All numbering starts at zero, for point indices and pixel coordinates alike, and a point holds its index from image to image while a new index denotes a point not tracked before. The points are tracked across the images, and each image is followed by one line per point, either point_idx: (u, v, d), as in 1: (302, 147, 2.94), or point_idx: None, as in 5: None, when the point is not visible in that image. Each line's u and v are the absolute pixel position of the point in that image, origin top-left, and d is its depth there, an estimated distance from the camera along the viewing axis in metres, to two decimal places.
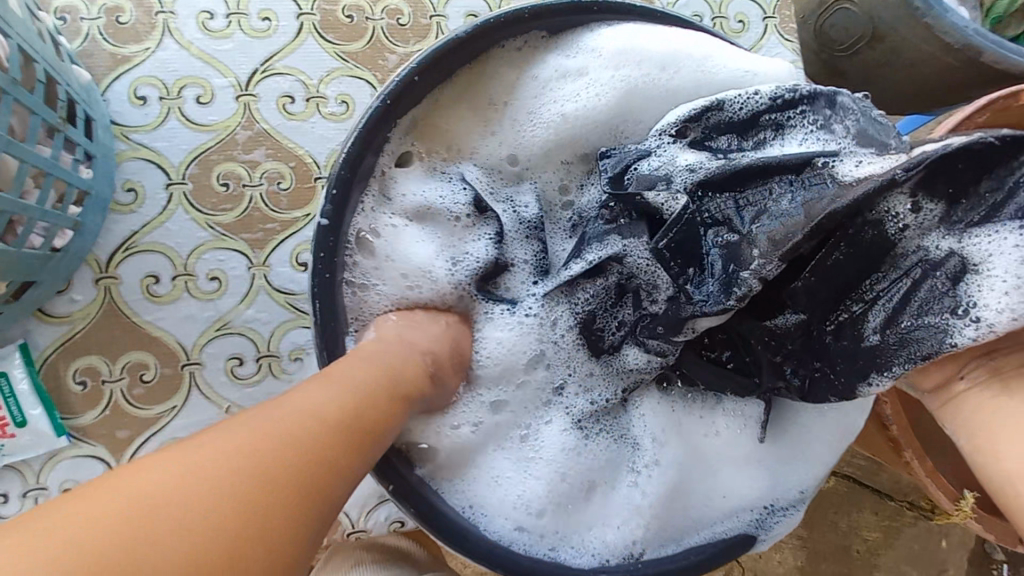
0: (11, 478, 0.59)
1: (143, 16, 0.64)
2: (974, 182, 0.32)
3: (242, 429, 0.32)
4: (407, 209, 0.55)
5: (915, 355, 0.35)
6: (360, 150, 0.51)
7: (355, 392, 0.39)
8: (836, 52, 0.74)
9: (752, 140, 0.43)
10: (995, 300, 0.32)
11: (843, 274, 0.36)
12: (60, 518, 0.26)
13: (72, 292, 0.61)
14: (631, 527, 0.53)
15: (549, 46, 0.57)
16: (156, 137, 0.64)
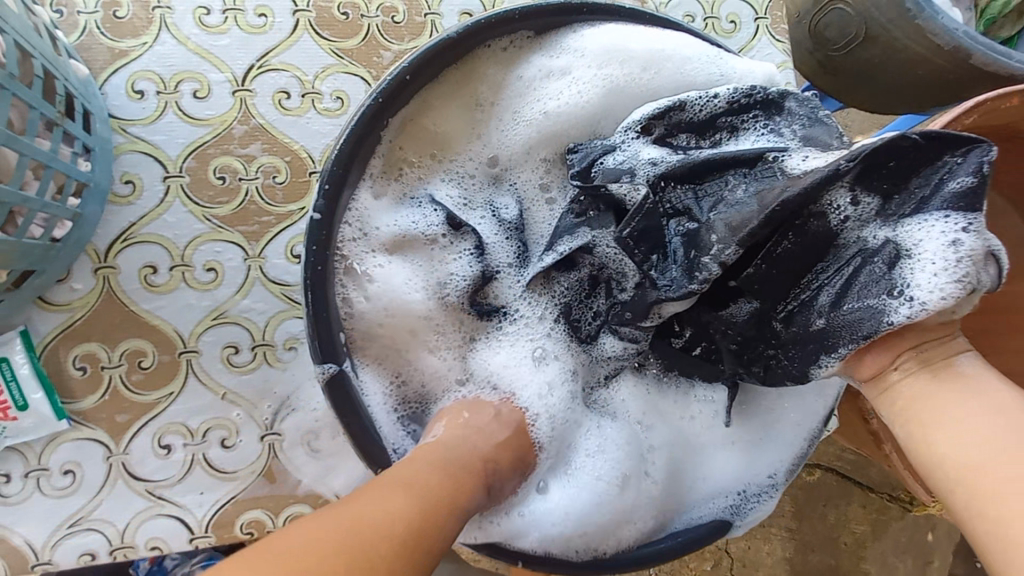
0: (14, 459, 0.61)
1: (140, 11, 0.66)
2: (906, 179, 0.36)
3: (353, 506, 0.30)
4: (388, 239, 0.57)
5: (857, 334, 0.36)
6: (342, 172, 0.53)
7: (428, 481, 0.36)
8: (830, 52, 0.76)
9: (709, 141, 0.49)
10: (925, 280, 0.34)
11: (795, 259, 0.39)
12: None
13: (72, 281, 0.63)
14: (631, 519, 0.54)
15: (533, 47, 0.59)
16: (153, 131, 0.65)
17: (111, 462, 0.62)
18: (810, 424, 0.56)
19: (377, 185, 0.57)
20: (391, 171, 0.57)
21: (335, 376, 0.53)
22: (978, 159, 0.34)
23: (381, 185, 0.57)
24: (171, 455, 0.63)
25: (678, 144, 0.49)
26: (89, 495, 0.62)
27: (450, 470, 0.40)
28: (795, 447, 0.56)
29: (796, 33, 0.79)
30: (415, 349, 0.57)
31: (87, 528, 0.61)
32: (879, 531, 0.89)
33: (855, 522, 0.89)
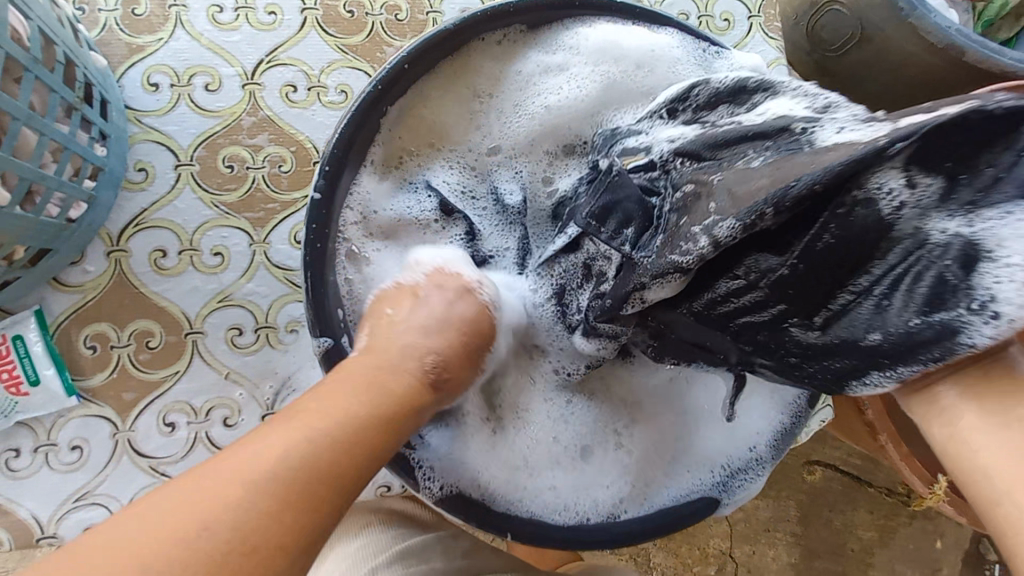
0: (24, 434, 0.63)
1: (157, 9, 0.69)
2: (979, 154, 0.25)
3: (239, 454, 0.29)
4: (382, 224, 0.59)
5: (925, 356, 0.27)
6: (341, 154, 0.55)
7: (341, 416, 0.33)
8: (827, 53, 0.76)
9: (744, 106, 0.40)
10: (1011, 288, 0.24)
11: (835, 253, 0.28)
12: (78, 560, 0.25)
13: (84, 263, 0.65)
14: (612, 489, 0.56)
15: (527, 42, 0.61)
16: (166, 121, 0.68)
17: (116, 439, 0.64)
18: (794, 400, 0.57)
19: (383, 169, 0.59)
20: (395, 157, 0.60)
21: (330, 351, 0.54)
22: None
23: (384, 169, 0.59)
24: (175, 433, 0.65)
25: (706, 121, 0.42)
26: (95, 471, 0.63)
27: (380, 397, 0.36)
28: (776, 423, 0.57)
29: (792, 35, 0.80)
30: None
31: (92, 503, 0.63)
32: (886, 533, 0.88)
33: (861, 522, 0.87)
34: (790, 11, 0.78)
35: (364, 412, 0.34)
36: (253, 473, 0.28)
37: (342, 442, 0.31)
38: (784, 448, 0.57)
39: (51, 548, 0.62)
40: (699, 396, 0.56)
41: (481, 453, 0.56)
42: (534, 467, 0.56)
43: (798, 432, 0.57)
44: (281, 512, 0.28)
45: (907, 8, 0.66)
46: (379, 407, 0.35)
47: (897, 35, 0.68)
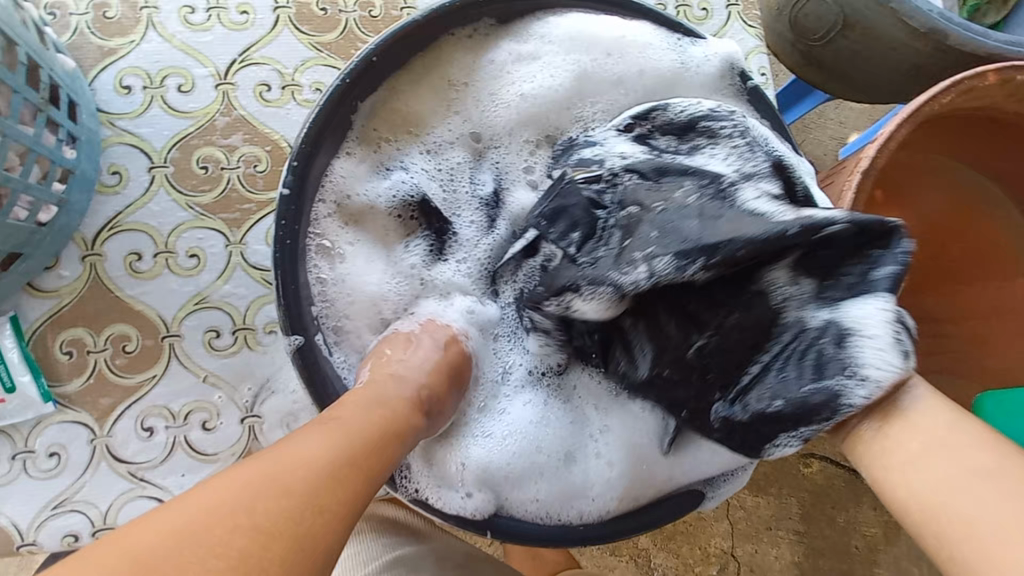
0: (1, 442, 0.63)
1: (128, 12, 0.69)
2: (841, 265, 0.38)
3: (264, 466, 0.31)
4: (355, 214, 0.58)
5: (820, 418, 0.38)
6: (312, 146, 0.54)
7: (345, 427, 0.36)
8: (811, 42, 0.74)
9: (688, 145, 0.48)
10: (880, 362, 0.36)
11: (740, 324, 0.41)
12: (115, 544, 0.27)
13: (59, 268, 0.65)
14: (593, 488, 0.54)
15: (499, 33, 0.60)
16: (140, 124, 0.68)
17: (95, 444, 0.64)
18: None
19: (355, 159, 0.58)
20: (368, 149, 0.59)
21: (301, 349, 0.53)
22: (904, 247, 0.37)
23: (356, 162, 0.58)
24: (153, 437, 0.65)
25: (656, 145, 0.49)
26: (72, 477, 0.63)
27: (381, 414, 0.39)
28: None
29: (776, 25, 0.78)
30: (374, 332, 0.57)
31: (71, 509, 0.62)
32: (891, 529, 0.85)
33: (864, 518, 0.85)
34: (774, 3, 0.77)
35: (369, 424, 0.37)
36: (274, 480, 0.30)
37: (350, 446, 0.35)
38: None
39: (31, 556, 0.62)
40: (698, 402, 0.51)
41: (452, 450, 0.53)
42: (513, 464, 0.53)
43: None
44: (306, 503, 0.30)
45: None
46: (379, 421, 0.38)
47: (881, 21, 0.67)
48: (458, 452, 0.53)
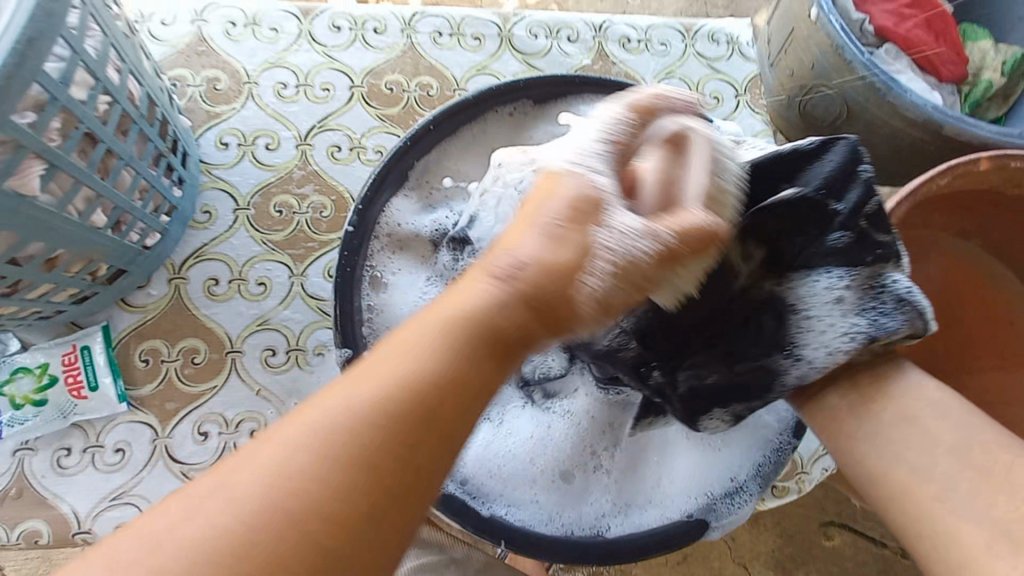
0: (76, 435, 0.71)
1: (234, 85, 0.85)
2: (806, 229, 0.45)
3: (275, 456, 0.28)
4: (403, 243, 0.68)
5: (762, 390, 0.48)
6: (375, 190, 0.66)
7: (389, 397, 0.30)
8: (821, 127, 0.89)
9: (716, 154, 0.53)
10: (814, 343, 0.46)
11: (691, 315, 0.49)
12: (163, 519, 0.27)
13: (149, 287, 0.76)
14: (595, 506, 0.62)
15: (537, 111, 0.72)
16: (231, 173, 0.81)
17: (156, 444, 0.71)
18: (768, 439, 0.64)
19: (404, 204, 0.68)
20: (419, 197, 0.69)
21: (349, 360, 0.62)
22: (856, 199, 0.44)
23: (406, 209, 0.68)
24: (206, 442, 0.72)
25: None
26: (132, 472, 0.70)
27: (459, 363, 0.32)
28: (756, 458, 0.64)
29: (788, 116, 0.94)
30: None
31: (126, 502, 0.69)
32: None
33: None
34: (784, 93, 0.92)
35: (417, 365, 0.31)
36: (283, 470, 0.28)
37: (404, 421, 0.29)
38: (760, 478, 0.63)
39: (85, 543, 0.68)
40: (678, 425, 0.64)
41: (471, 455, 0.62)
42: (521, 478, 0.62)
43: (776, 471, 0.63)
44: (336, 510, 0.27)
45: (884, 89, 0.79)
46: (448, 374, 0.31)
47: (880, 110, 0.81)
48: (475, 457, 0.62)
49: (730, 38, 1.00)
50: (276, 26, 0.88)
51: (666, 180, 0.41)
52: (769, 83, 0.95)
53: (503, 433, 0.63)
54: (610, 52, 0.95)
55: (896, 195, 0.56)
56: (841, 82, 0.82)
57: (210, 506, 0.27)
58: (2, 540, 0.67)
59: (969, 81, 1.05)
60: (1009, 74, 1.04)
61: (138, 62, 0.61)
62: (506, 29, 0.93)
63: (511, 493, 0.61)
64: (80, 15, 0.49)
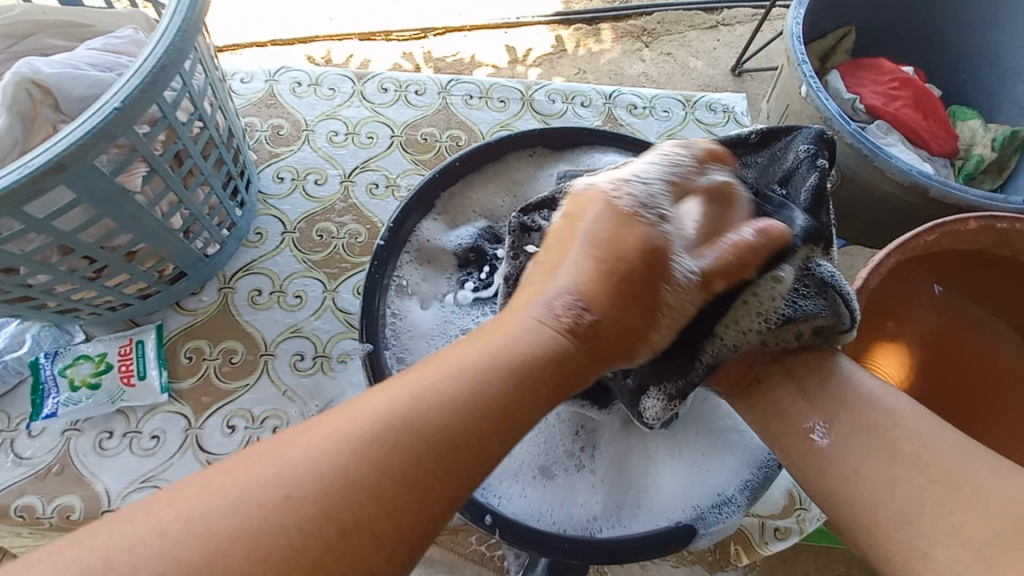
0: (119, 420, 0.78)
1: (293, 131, 1.00)
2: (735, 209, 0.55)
3: (363, 423, 0.35)
4: (425, 255, 0.78)
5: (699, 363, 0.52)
6: (406, 213, 0.76)
7: (473, 382, 0.38)
8: None
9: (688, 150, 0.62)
10: (748, 323, 0.51)
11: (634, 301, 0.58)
12: (290, 440, 0.34)
13: (202, 294, 0.86)
14: (582, 508, 0.65)
15: (554, 156, 0.84)
16: (284, 202, 0.94)
17: (187, 433, 0.78)
18: (754, 456, 0.67)
19: (431, 225, 0.78)
20: (445, 220, 0.79)
21: (370, 355, 0.68)
22: (819, 165, 0.55)
23: (435, 231, 0.78)
24: (233, 434, 0.78)
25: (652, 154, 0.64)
26: (163, 458, 0.76)
27: (527, 361, 0.40)
28: (745, 475, 0.67)
29: None
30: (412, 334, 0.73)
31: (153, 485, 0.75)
32: None
33: None
34: None
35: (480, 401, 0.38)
36: (365, 456, 0.34)
37: (478, 424, 0.37)
38: (749, 493, 0.65)
39: None
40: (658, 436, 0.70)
41: None
42: (510, 474, 0.66)
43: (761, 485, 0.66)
44: (418, 477, 0.34)
45: (871, 155, 0.86)
46: (519, 371, 0.40)
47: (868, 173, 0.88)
48: None
49: (727, 108, 1.13)
50: (334, 87, 1.04)
51: (711, 219, 0.49)
52: None
53: None
54: (618, 116, 1.09)
55: (884, 248, 0.62)
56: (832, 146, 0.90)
57: (317, 462, 0.33)
58: (39, 513, 0.73)
59: (962, 157, 1.12)
60: (1000, 149, 1.10)
61: (225, 101, 0.74)
62: (528, 94, 1.08)
63: (503, 488, 0.65)
64: (192, 60, 0.62)
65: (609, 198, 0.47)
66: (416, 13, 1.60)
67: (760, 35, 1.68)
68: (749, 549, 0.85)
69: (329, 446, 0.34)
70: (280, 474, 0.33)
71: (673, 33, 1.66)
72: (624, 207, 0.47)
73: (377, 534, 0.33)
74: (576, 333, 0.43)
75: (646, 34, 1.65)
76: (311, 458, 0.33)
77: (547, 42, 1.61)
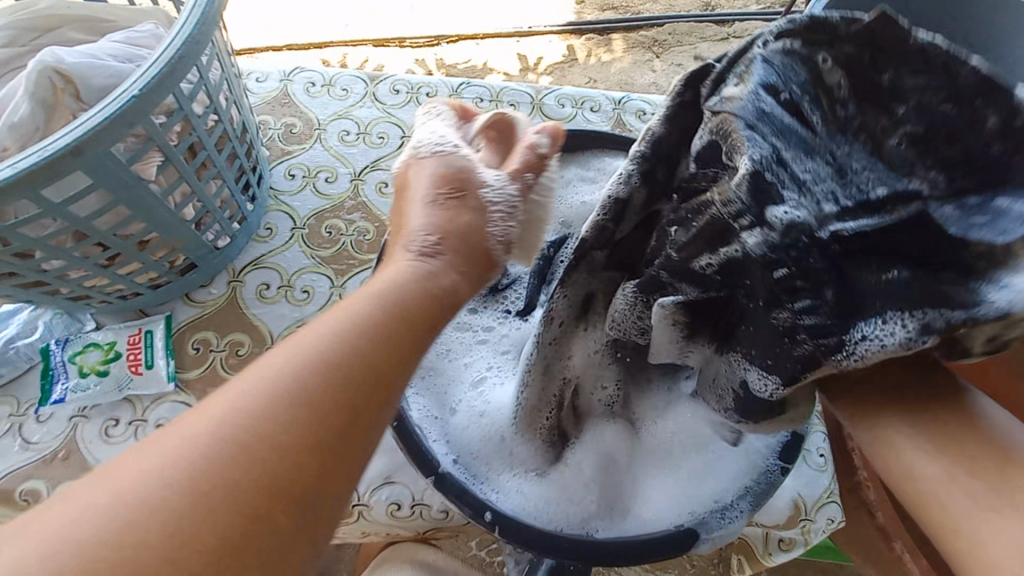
0: (125, 408, 0.79)
1: (306, 129, 1.01)
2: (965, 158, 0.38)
3: (206, 412, 0.34)
4: None
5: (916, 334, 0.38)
6: None
7: (335, 340, 0.38)
8: None
9: None
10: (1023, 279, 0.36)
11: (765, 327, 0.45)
12: (121, 461, 0.31)
13: (211, 286, 0.87)
14: (578, 506, 0.65)
15: (566, 160, 0.85)
16: (294, 198, 0.95)
17: None
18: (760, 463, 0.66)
19: None
20: None
21: None
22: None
23: None
24: None
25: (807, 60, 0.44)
26: None
27: (397, 310, 0.43)
28: (747, 481, 0.65)
29: None
30: None
31: None
32: None
33: None
34: None
35: (330, 352, 0.38)
36: (210, 441, 0.32)
37: (320, 378, 0.36)
38: (750, 500, 0.64)
39: None
40: (661, 438, 0.68)
41: (460, 441, 0.68)
42: (505, 467, 0.67)
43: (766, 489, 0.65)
44: (294, 436, 0.34)
45: None
46: (397, 316, 0.43)
47: None
48: (464, 440, 0.68)
49: None
50: (347, 87, 1.06)
51: (496, 149, 0.63)
52: None
53: (478, 413, 0.69)
54: (627, 122, 1.09)
55: None
56: None
57: (185, 451, 0.32)
58: (43, 498, 0.74)
59: None
60: None
61: (240, 96, 0.76)
62: (538, 99, 1.09)
63: (500, 484, 0.65)
64: (210, 55, 0.64)
65: (419, 160, 0.59)
66: (430, 21, 1.63)
67: None
68: (753, 560, 0.84)
69: (179, 446, 0.32)
70: (124, 491, 0.30)
71: (683, 44, 1.67)
72: (427, 160, 0.58)
73: (248, 510, 0.31)
74: (437, 255, 0.51)
75: (657, 45, 1.67)
76: (144, 462, 0.31)
77: (559, 51, 1.63)
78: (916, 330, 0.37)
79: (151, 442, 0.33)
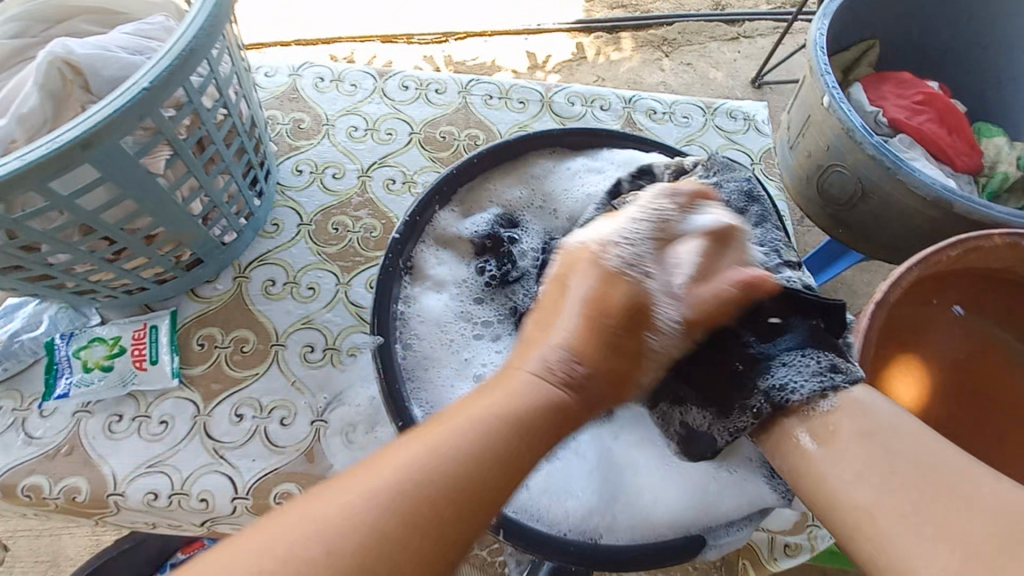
0: (130, 403, 0.78)
1: (314, 125, 1.00)
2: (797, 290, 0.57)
3: (356, 492, 0.36)
4: (441, 239, 0.77)
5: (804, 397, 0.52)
6: (425, 203, 0.76)
7: (473, 435, 0.41)
8: (839, 206, 0.93)
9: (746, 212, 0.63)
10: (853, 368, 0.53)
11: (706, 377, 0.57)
12: (287, 517, 0.35)
13: (216, 282, 0.86)
14: (584, 503, 0.63)
15: (574, 155, 0.84)
16: (301, 194, 0.94)
17: (195, 419, 0.78)
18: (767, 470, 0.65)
19: (447, 210, 0.78)
20: (463, 209, 0.79)
21: (380, 347, 0.68)
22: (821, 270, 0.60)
23: (454, 220, 0.78)
24: (241, 423, 0.78)
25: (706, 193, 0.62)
26: (170, 444, 0.76)
27: (524, 428, 0.42)
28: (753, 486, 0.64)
29: (808, 192, 0.98)
30: (426, 318, 0.73)
31: (159, 471, 0.75)
32: None
33: None
34: (803, 173, 0.97)
35: (468, 454, 0.40)
36: (358, 519, 0.35)
37: (457, 484, 0.38)
38: (757, 510, 0.63)
39: (116, 504, 0.73)
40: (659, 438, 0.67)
41: None
42: None
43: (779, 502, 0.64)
44: (423, 534, 0.36)
45: (893, 167, 0.82)
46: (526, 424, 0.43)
47: (892, 187, 0.84)
48: None
49: (748, 116, 1.12)
50: (356, 83, 1.05)
51: (708, 261, 0.54)
52: (787, 161, 1.01)
53: None
54: (637, 121, 1.08)
55: (906, 261, 0.60)
56: (853, 158, 0.86)
57: (340, 525, 0.35)
58: (45, 493, 0.73)
59: (985, 174, 1.06)
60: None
61: (250, 90, 0.75)
62: (548, 97, 1.08)
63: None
64: (221, 47, 0.63)
65: (599, 260, 0.51)
66: (439, 17, 1.62)
67: (781, 48, 1.66)
68: (757, 564, 0.83)
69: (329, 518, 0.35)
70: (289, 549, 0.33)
71: (693, 44, 1.65)
72: (604, 263, 0.51)
73: None
74: (575, 386, 0.46)
75: (666, 44, 1.65)
76: (305, 528, 0.34)
77: (567, 49, 1.61)
78: (827, 370, 0.53)
79: (313, 500, 0.36)
